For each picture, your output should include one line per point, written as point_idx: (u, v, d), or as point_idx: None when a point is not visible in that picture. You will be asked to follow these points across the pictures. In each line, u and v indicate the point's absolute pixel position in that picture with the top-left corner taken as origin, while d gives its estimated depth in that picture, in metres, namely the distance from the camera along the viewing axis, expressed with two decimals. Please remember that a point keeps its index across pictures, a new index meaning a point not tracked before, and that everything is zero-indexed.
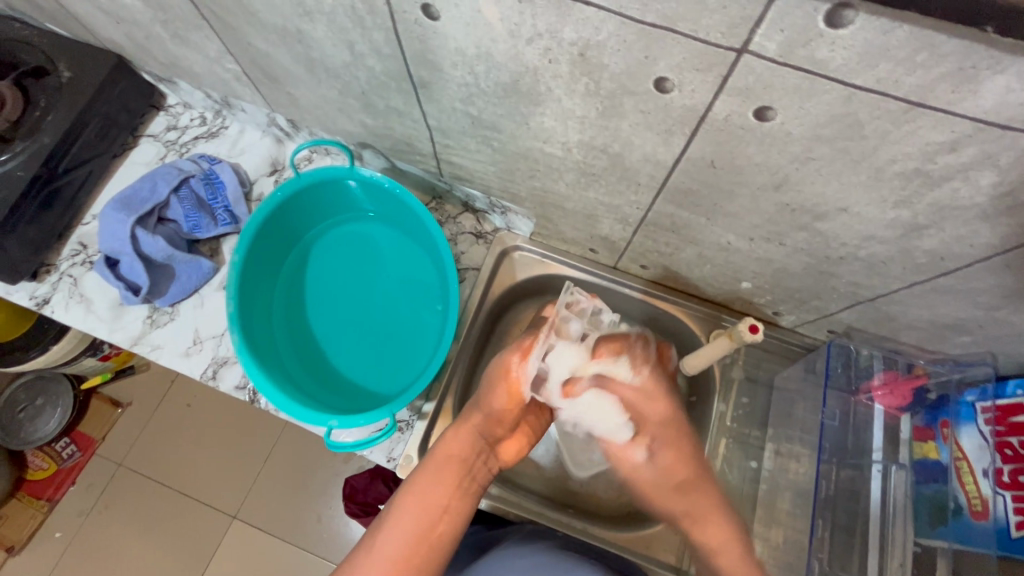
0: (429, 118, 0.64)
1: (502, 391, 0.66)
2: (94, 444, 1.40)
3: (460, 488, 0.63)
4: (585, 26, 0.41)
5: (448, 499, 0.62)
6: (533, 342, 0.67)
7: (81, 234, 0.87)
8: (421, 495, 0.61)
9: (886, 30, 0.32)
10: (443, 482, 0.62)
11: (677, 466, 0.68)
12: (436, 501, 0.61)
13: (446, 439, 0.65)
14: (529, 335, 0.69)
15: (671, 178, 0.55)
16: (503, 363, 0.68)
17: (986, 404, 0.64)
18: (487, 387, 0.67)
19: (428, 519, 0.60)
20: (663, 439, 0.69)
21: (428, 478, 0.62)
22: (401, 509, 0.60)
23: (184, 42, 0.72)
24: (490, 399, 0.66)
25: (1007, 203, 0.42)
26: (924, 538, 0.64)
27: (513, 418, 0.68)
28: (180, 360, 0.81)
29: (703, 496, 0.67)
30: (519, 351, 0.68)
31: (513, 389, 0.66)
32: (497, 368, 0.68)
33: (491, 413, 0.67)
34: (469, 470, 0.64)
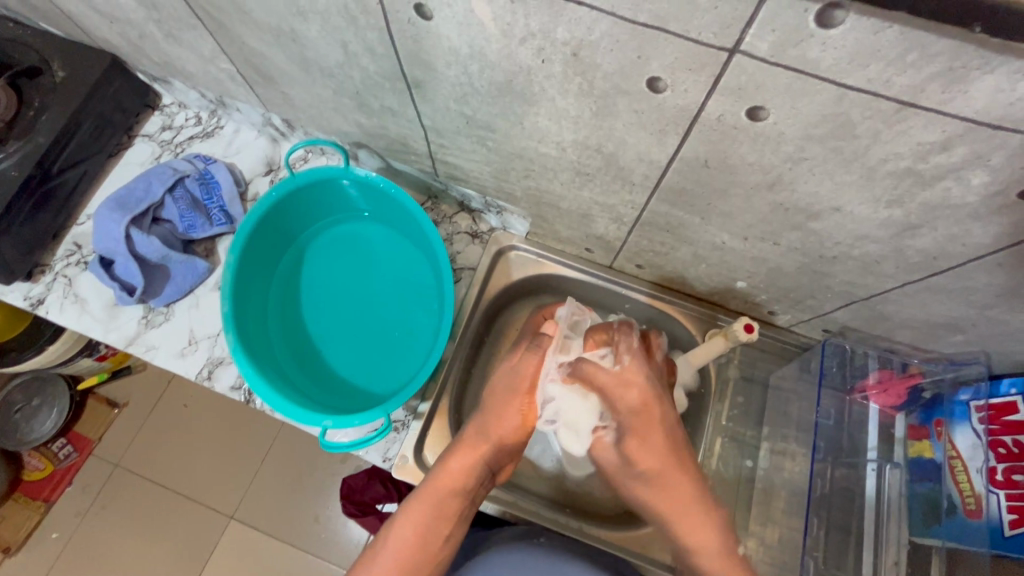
0: (424, 117, 0.64)
1: (513, 422, 0.66)
2: (90, 445, 1.40)
3: (461, 517, 0.64)
4: (578, 25, 0.41)
5: (448, 528, 0.63)
6: (541, 365, 0.67)
7: (77, 234, 0.86)
8: (424, 525, 0.62)
9: (876, 30, 0.32)
10: (446, 513, 0.63)
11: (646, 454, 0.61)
12: (439, 531, 0.63)
13: (450, 471, 0.63)
14: (537, 359, 0.67)
15: (665, 178, 0.55)
16: (518, 393, 0.67)
17: (980, 402, 0.64)
18: (498, 419, 0.65)
19: (428, 546, 0.62)
20: (629, 424, 0.62)
21: (431, 508, 0.62)
22: (402, 537, 0.62)
23: (177, 42, 0.72)
24: (502, 432, 0.65)
25: (999, 202, 0.42)
26: (919, 537, 0.65)
27: (516, 446, 0.67)
28: (176, 361, 0.80)
29: (687, 479, 0.61)
30: (530, 382, 0.67)
31: (524, 418, 0.66)
32: (507, 398, 0.67)
33: (499, 444, 0.65)
34: (471, 499, 0.65)
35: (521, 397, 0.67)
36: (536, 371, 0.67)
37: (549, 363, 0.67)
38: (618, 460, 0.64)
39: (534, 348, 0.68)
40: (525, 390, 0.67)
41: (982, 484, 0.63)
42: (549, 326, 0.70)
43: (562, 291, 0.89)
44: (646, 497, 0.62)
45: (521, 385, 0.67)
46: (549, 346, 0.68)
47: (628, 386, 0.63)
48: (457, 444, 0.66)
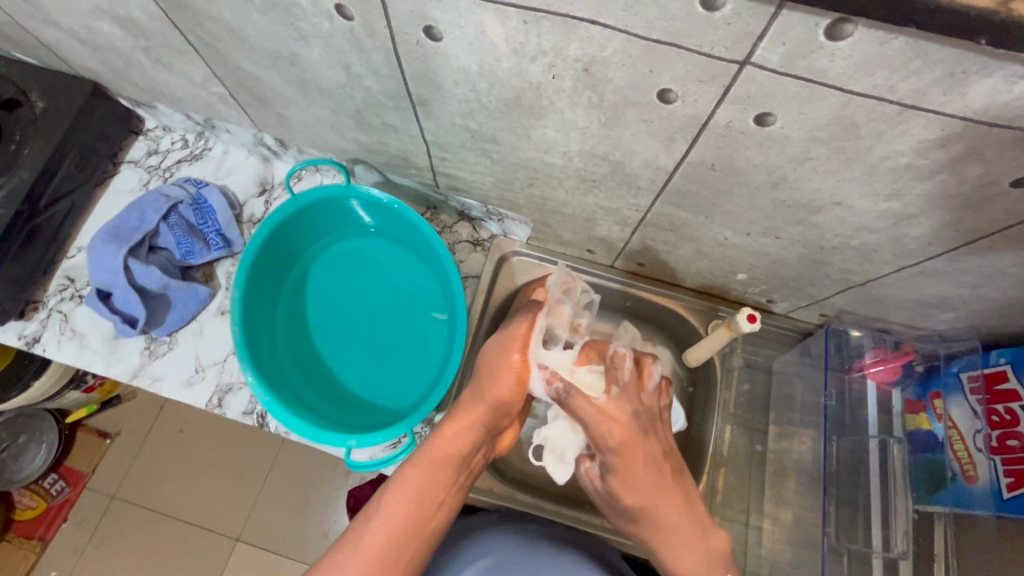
0: (427, 133, 0.64)
1: (507, 382, 0.65)
2: (83, 478, 1.37)
3: (454, 482, 0.63)
4: (590, 43, 0.42)
5: (443, 494, 0.61)
6: (533, 324, 0.67)
7: (68, 268, 0.84)
8: (420, 488, 0.60)
9: (882, 41, 0.34)
10: (441, 475, 0.62)
11: (629, 489, 0.62)
12: (434, 495, 0.61)
13: (448, 436, 0.63)
14: (528, 321, 0.67)
15: (671, 182, 0.57)
16: (509, 350, 0.66)
17: (974, 372, 0.69)
18: (494, 379, 0.65)
19: (422, 513, 0.60)
20: (614, 464, 0.62)
21: (426, 471, 0.61)
22: (395, 501, 0.59)
23: (166, 68, 0.71)
24: (499, 391, 0.65)
25: (993, 191, 0.44)
26: (922, 504, 0.69)
27: (515, 410, 0.67)
28: (184, 390, 0.79)
29: (672, 500, 0.62)
30: (522, 340, 0.66)
31: (520, 378, 0.65)
32: (501, 359, 0.66)
33: (494, 405, 0.65)
34: (466, 464, 0.64)
35: (514, 355, 0.65)
36: (529, 331, 0.66)
37: (539, 326, 0.67)
38: (607, 493, 0.65)
39: (526, 314, 0.67)
40: (516, 346, 0.66)
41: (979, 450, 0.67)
42: (539, 292, 0.72)
43: None
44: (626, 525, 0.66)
45: (511, 343, 0.66)
46: (539, 310, 0.68)
47: (610, 423, 0.62)
48: (454, 409, 0.65)
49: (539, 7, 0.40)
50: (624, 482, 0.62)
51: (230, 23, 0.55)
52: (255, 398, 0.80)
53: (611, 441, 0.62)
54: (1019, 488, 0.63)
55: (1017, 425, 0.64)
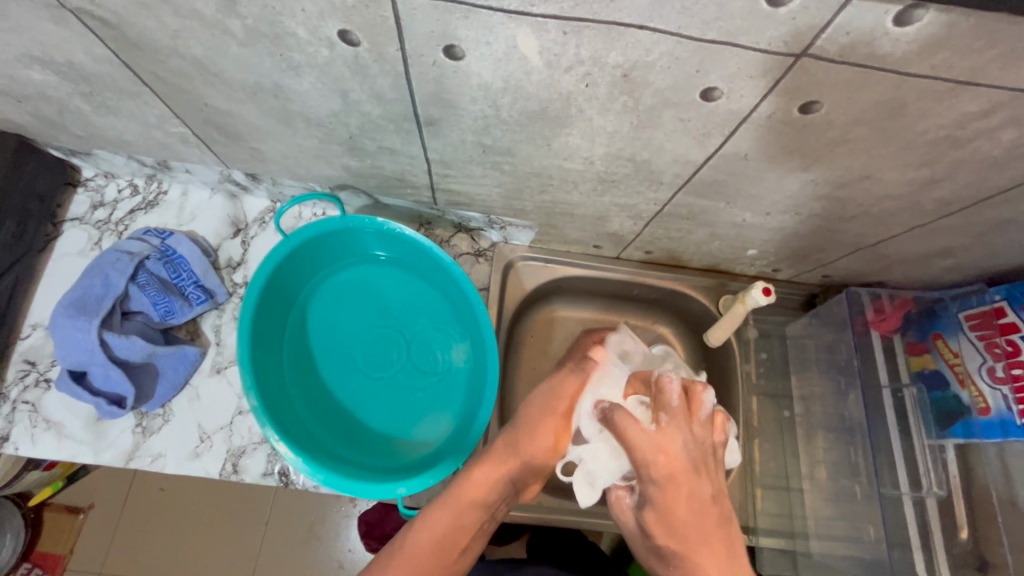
0: (431, 152, 0.59)
1: (544, 442, 0.64)
2: (60, 561, 1.26)
3: (478, 530, 0.61)
4: (636, 48, 0.39)
5: (466, 539, 0.60)
6: (580, 394, 0.66)
7: (24, 350, 0.74)
8: (443, 534, 0.58)
9: (952, 23, 0.33)
10: (467, 520, 0.60)
11: (682, 524, 0.51)
12: (458, 539, 0.59)
13: (479, 479, 0.61)
14: (578, 380, 0.67)
15: (698, 174, 0.56)
16: (553, 415, 0.65)
17: (972, 312, 0.74)
18: (533, 435, 0.64)
19: (446, 557, 0.57)
20: (655, 495, 0.53)
21: (451, 514, 0.59)
22: (420, 544, 0.57)
23: (112, 112, 0.62)
24: (534, 448, 0.64)
25: (1022, 151, 0.46)
26: (936, 439, 0.74)
27: (547, 467, 0.65)
28: (190, 463, 0.72)
29: None
30: (566, 407, 0.65)
31: (557, 441, 0.65)
32: (545, 416, 0.65)
33: (528, 460, 0.64)
34: (490, 511, 0.62)
35: (557, 415, 0.65)
36: (575, 395, 0.66)
37: (588, 394, 0.66)
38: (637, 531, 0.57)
39: (578, 372, 0.68)
40: (560, 413, 0.65)
41: (987, 383, 0.70)
42: (596, 352, 0.71)
43: (574, 290, 0.89)
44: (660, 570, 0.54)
45: (557, 406, 0.65)
46: (590, 372, 0.68)
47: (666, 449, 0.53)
48: (487, 453, 0.64)
49: (584, 17, 0.37)
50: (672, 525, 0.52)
51: (201, 59, 0.48)
52: (273, 457, 0.73)
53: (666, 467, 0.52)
54: None
55: (1021, 353, 0.68)
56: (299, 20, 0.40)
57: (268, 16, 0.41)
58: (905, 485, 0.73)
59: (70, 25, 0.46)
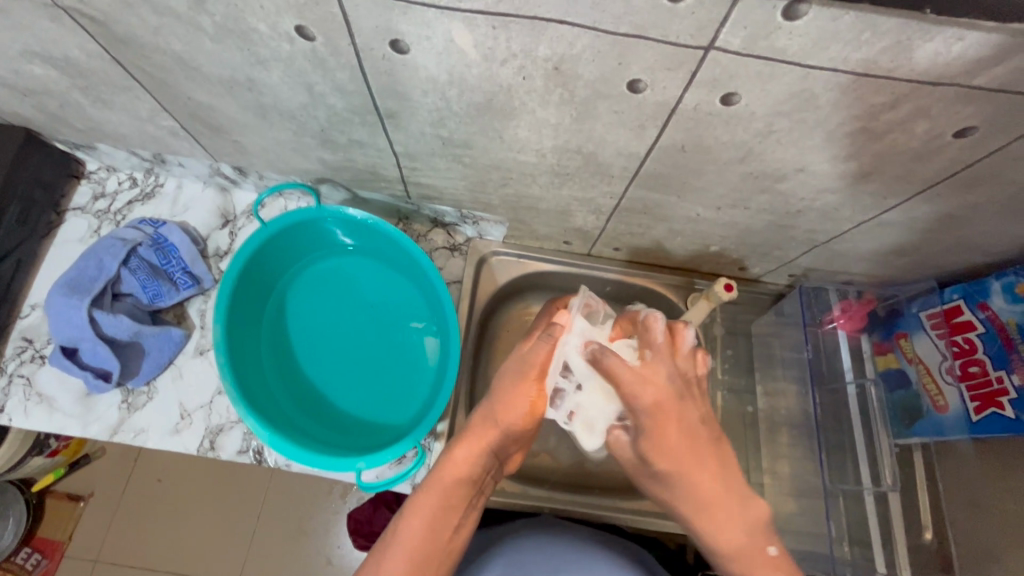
0: (396, 144, 0.63)
1: (522, 411, 0.61)
2: (60, 547, 1.26)
3: (467, 506, 0.60)
4: (560, 42, 0.43)
5: (457, 517, 0.59)
6: (551, 354, 0.63)
7: (23, 328, 0.79)
8: (432, 517, 0.58)
9: (835, 17, 0.36)
10: (453, 502, 0.59)
11: (680, 449, 0.56)
12: (448, 521, 0.59)
13: (458, 458, 0.60)
14: (547, 346, 0.63)
15: (644, 167, 0.59)
16: (526, 378, 0.62)
17: (933, 311, 0.73)
18: (506, 406, 0.61)
19: (438, 538, 0.58)
20: (647, 425, 0.58)
21: (438, 497, 0.59)
22: (410, 532, 0.57)
23: (108, 106, 0.67)
24: (510, 418, 0.61)
25: (939, 143, 0.48)
26: (902, 437, 0.74)
27: (527, 433, 0.64)
28: (170, 439, 0.76)
29: (732, 513, 0.56)
30: (538, 370, 0.62)
31: (533, 406, 0.61)
32: (517, 385, 0.62)
33: (507, 431, 0.62)
34: (478, 485, 0.61)
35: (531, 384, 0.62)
36: (547, 360, 0.63)
37: (559, 351, 0.63)
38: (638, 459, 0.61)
39: (547, 336, 0.64)
40: (534, 376, 0.62)
41: (945, 381, 0.70)
42: (561, 316, 0.66)
43: (547, 285, 0.92)
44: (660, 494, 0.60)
45: (529, 371, 0.62)
46: (560, 333, 0.64)
47: (654, 384, 0.57)
48: (464, 429, 0.62)
49: (508, 12, 0.40)
50: (659, 448, 0.57)
51: (180, 54, 0.53)
52: (248, 436, 0.77)
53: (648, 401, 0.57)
54: (985, 410, 0.65)
55: (975, 353, 0.67)
56: (260, 16, 0.45)
57: (233, 13, 0.45)
58: (865, 480, 0.74)
59: (65, 23, 0.52)
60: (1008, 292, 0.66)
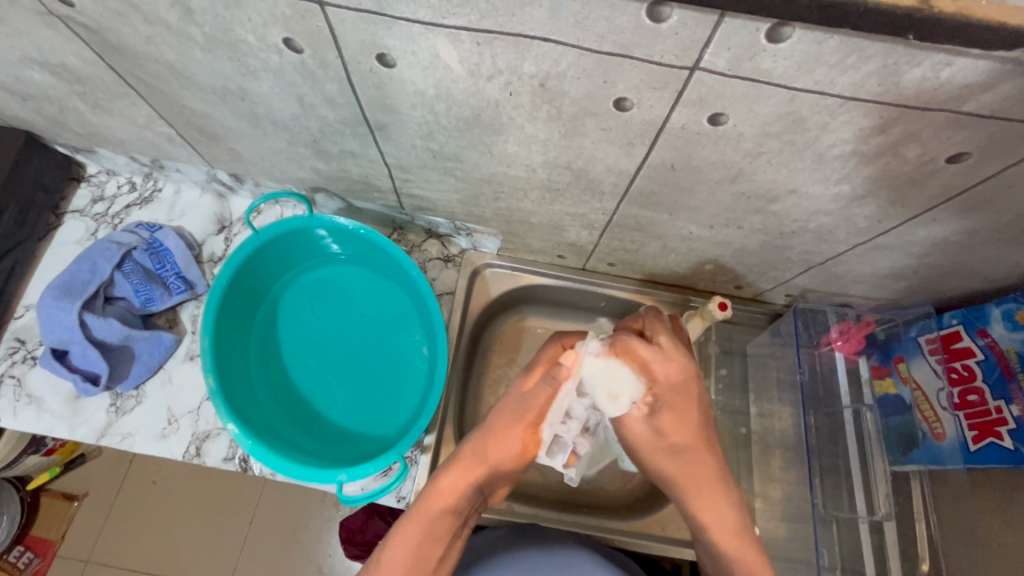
0: (388, 156, 0.63)
1: (512, 447, 0.62)
2: (53, 546, 1.25)
3: (452, 537, 0.60)
4: (544, 60, 0.42)
5: (441, 549, 0.59)
6: (553, 398, 0.62)
7: (17, 329, 0.80)
8: (417, 548, 0.58)
9: (819, 41, 0.36)
10: (438, 532, 0.59)
11: (676, 430, 0.61)
12: (431, 552, 0.59)
13: (444, 487, 0.60)
14: (548, 387, 0.62)
15: (634, 184, 0.59)
16: (523, 419, 0.62)
17: (930, 336, 0.71)
18: (497, 442, 0.61)
19: (422, 568, 0.58)
20: (666, 399, 0.61)
21: (423, 528, 0.59)
22: (396, 561, 0.57)
23: (106, 112, 0.68)
24: (499, 455, 0.61)
25: (932, 168, 0.47)
26: (898, 465, 0.72)
27: (514, 472, 0.64)
28: (157, 444, 0.76)
29: (721, 502, 0.61)
30: (536, 416, 0.62)
31: (525, 449, 0.62)
32: (511, 422, 0.62)
33: (495, 467, 0.62)
34: (462, 518, 0.61)
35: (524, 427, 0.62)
36: (547, 403, 0.62)
37: (562, 399, 0.62)
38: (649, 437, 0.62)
39: (549, 377, 0.62)
40: (531, 418, 0.62)
41: (942, 409, 0.69)
42: (567, 356, 0.62)
43: (541, 299, 0.91)
44: (670, 472, 0.62)
45: (528, 414, 0.62)
46: (565, 377, 0.61)
47: (665, 363, 0.61)
48: (452, 459, 0.62)
49: (492, 29, 0.40)
50: (674, 420, 0.61)
51: (173, 63, 0.54)
52: (235, 443, 0.76)
53: (661, 379, 0.61)
54: (983, 439, 0.65)
55: (975, 380, 0.66)
56: (248, 28, 0.45)
57: (221, 24, 0.46)
58: (859, 508, 0.72)
59: (61, 30, 0.53)
60: (1008, 319, 0.64)
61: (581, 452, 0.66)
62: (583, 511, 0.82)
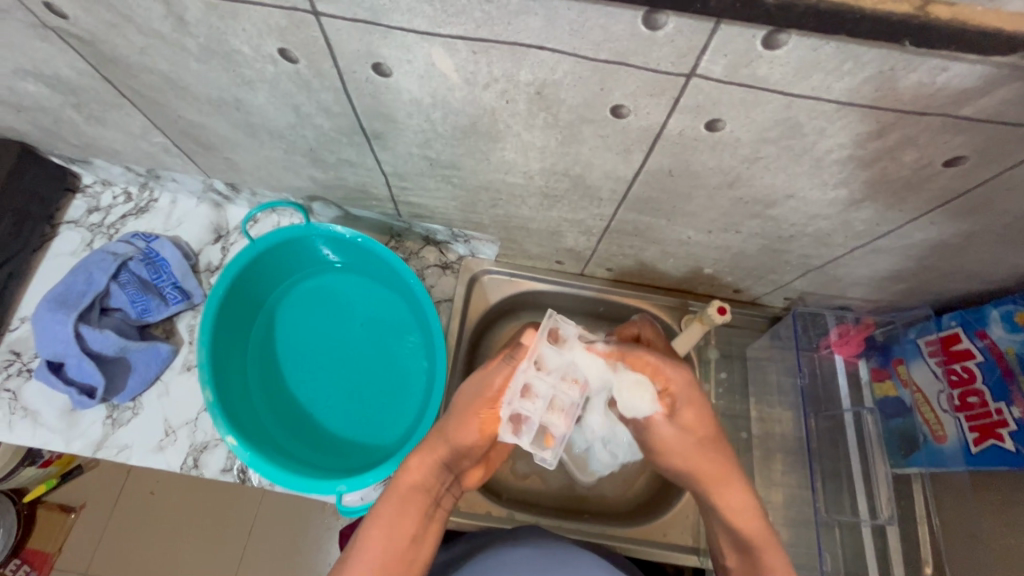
0: (384, 164, 0.63)
1: (474, 429, 0.60)
2: (49, 559, 1.24)
3: (426, 516, 0.60)
4: (541, 67, 0.42)
5: (415, 528, 0.59)
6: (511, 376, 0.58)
7: (12, 341, 0.79)
8: (390, 528, 0.58)
9: (815, 47, 0.36)
10: (410, 510, 0.59)
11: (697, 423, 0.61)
12: (405, 532, 0.58)
13: (410, 468, 0.60)
14: (505, 368, 0.59)
15: (632, 190, 0.58)
16: (479, 399, 0.60)
17: (930, 337, 0.71)
18: (456, 423, 0.60)
19: (398, 550, 0.57)
20: (682, 399, 0.60)
21: (394, 508, 0.59)
22: (370, 544, 0.57)
23: (100, 122, 0.68)
24: (462, 436, 0.60)
25: (929, 171, 0.47)
26: (899, 467, 0.72)
27: (480, 451, 0.63)
28: (153, 455, 0.75)
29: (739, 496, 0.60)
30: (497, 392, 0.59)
31: (487, 426, 0.60)
32: (468, 402, 0.60)
33: (460, 448, 0.61)
34: (434, 497, 0.61)
35: (483, 407, 0.59)
36: (503, 382, 0.59)
37: (520, 375, 0.57)
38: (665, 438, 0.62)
39: (508, 358, 0.60)
40: (488, 396, 0.59)
41: (943, 411, 0.69)
42: (527, 337, 0.60)
43: (541, 304, 0.90)
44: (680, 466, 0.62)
45: (486, 394, 0.59)
46: (522, 357, 0.58)
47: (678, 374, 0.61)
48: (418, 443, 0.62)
49: (488, 37, 0.40)
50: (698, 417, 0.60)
51: (168, 74, 0.53)
52: (233, 454, 0.76)
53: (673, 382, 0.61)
54: (985, 441, 0.64)
55: (975, 382, 0.66)
56: (243, 39, 0.45)
57: (216, 34, 0.46)
58: (862, 511, 0.72)
59: (55, 43, 0.52)
60: (1007, 320, 0.63)
61: (556, 432, 0.55)
62: (585, 517, 0.81)
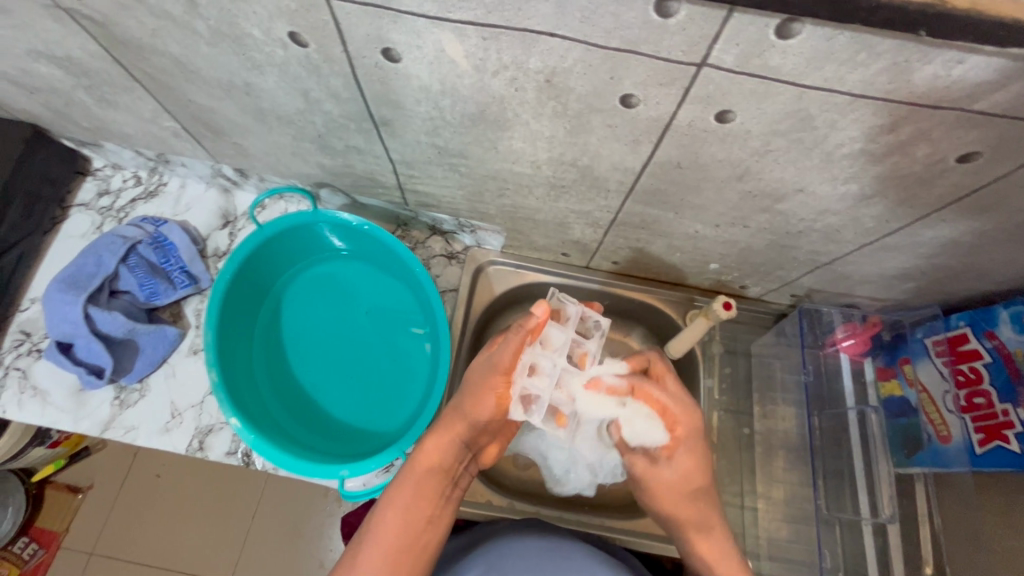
0: (392, 152, 0.63)
1: (490, 404, 0.62)
2: (57, 538, 1.25)
3: (442, 498, 0.62)
4: (551, 54, 0.42)
5: (432, 508, 0.61)
6: (519, 352, 0.61)
7: (22, 322, 0.80)
8: (406, 509, 0.59)
9: (829, 37, 0.35)
10: (427, 492, 0.61)
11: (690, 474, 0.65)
12: (421, 513, 0.60)
13: (426, 448, 0.62)
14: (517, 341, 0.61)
15: (640, 182, 0.58)
16: (495, 373, 0.62)
17: (937, 337, 0.70)
18: (473, 398, 0.62)
19: (413, 529, 0.59)
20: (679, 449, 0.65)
21: (411, 488, 0.61)
22: (387, 523, 0.59)
23: (112, 106, 0.68)
24: (478, 411, 0.62)
25: (942, 167, 0.47)
26: (903, 467, 0.71)
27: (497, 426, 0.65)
28: (160, 437, 0.76)
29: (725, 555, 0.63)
30: (506, 368, 0.61)
31: (501, 399, 0.62)
32: (483, 377, 0.63)
33: (476, 422, 0.63)
34: (451, 479, 0.63)
35: (496, 380, 0.62)
36: (513, 360, 0.61)
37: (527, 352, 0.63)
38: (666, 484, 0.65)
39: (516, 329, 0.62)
40: (503, 371, 0.62)
41: (949, 412, 0.68)
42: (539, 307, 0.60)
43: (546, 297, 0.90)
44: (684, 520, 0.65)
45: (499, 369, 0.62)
46: (531, 329, 0.61)
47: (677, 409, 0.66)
48: (435, 421, 0.65)
49: (498, 23, 0.40)
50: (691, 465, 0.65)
51: (179, 57, 0.54)
52: (237, 438, 0.77)
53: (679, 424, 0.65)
54: (990, 442, 0.64)
55: (982, 383, 0.66)
56: (253, 21, 0.45)
57: (227, 17, 0.46)
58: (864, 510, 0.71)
59: (68, 24, 0.53)
60: (1016, 321, 0.63)
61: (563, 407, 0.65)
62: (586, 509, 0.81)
